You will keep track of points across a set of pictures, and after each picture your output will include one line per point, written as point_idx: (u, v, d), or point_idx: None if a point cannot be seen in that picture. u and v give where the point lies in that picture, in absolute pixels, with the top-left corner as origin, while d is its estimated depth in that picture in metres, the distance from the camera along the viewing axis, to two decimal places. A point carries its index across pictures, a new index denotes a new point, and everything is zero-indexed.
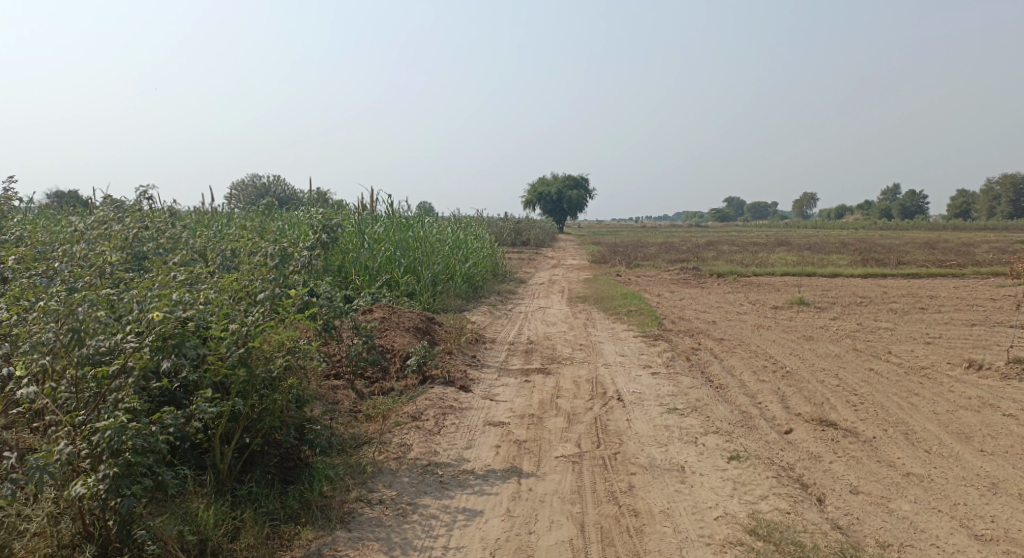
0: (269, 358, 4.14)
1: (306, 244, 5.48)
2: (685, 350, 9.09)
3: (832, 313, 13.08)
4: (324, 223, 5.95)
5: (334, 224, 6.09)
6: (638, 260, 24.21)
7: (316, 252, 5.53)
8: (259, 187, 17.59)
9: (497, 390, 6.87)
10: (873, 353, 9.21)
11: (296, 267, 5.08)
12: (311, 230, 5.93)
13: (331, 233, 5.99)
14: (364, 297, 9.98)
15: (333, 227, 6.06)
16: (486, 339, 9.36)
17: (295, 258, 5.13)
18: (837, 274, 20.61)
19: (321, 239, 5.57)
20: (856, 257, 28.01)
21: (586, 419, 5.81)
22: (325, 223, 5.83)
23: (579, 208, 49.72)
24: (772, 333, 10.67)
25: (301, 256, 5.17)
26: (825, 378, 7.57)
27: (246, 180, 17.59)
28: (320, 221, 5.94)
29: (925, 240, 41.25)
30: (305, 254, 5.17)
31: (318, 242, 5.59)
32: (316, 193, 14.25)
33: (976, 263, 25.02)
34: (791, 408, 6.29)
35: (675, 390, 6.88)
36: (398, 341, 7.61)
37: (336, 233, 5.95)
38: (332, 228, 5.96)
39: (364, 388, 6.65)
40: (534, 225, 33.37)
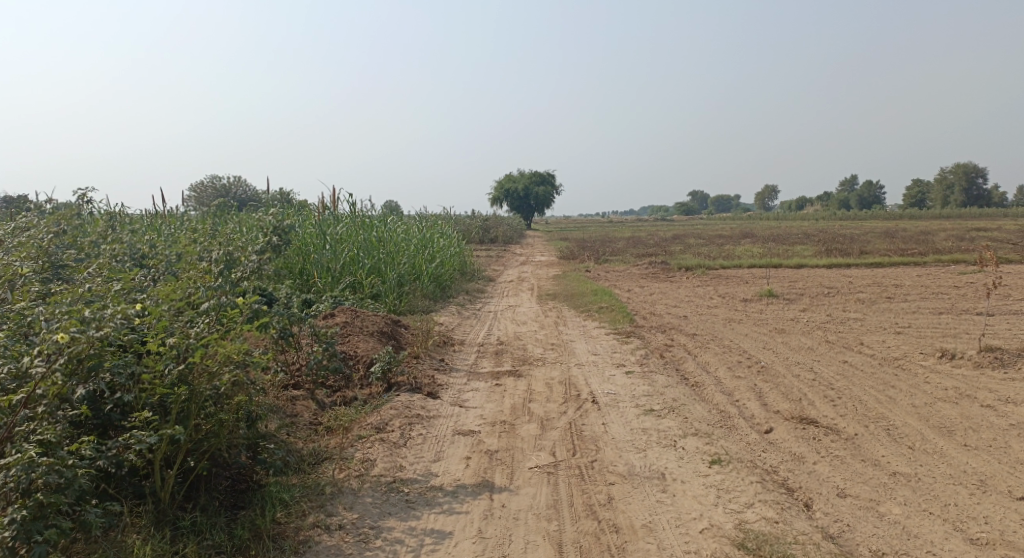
0: (212, 375, 3.84)
1: (255, 247, 5.18)
2: (658, 347, 8.89)
3: (801, 304, 13.03)
4: (276, 225, 5.64)
5: (287, 225, 5.78)
6: (607, 255, 24.08)
7: (267, 256, 5.24)
8: (217, 188, 17.04)
9: (467, 395, 6.59)
10: (846, 344, 9.11)
11: (245, 273, 4.78)
12: (263, 233, 5.63)
13: (283, 234, 5.68)
14: (326, 300, 9.66)
15: (286, 229, 5.75)
16: (454, 341, 9.06)
17: (243, 264, 4.83)
18: (803, 265, 20.70)
19: (273, 242, 5.27)
20: (820, 247, 28.27)
21: (560, 424, 5.56)
22: (277, 225, 5.52)
23: (545, 204, 49.56)
24: (744, 326, 10.55)
25: (250, 261, 4.87)
26: (801, 372, 7.42)
27: (204, 181, 17.01)
28: (272, 223, 5.63)
29: (886, 229, 41.89)
30: (255, 260, 4.87)
31: (269, 245, 5.29)
32: (277, 194, 13.78)
33: (937, 251, 25.42)
34: (769, 405, 6.11)
35: (650, 390, 6.67)
36: (362, 345, 7.33)
37: (290, 236, 5.65)
38: (285, 230, 5.65)
39: (325, 398, 6.37)
40: (501, 222, 33.09)
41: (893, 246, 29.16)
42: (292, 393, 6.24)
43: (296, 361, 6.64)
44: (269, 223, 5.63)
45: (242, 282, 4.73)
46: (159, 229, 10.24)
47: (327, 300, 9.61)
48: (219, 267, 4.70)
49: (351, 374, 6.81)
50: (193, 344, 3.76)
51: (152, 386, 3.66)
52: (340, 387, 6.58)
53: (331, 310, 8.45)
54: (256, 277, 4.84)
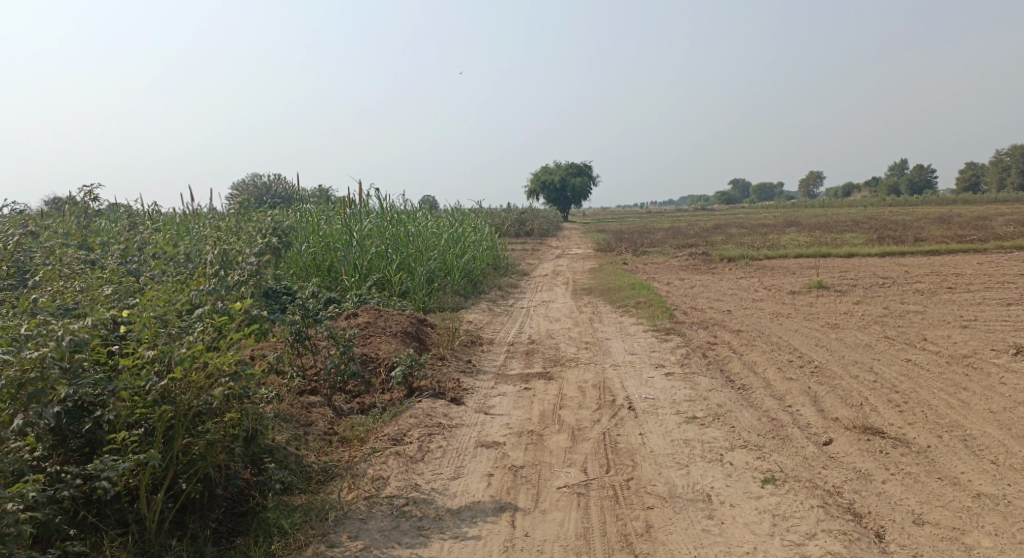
0: (202, 388, 3.45)
1: (255, 248, 4.86)
2: (700, 346, 8.31)
3: (853, 297, 12.26)
4: (275, 227, 5.33)
5: (289, 226, 5.46)
6: (645, 247, 23.40)
7: (267, 258, 4.89)
8: (252, 185, 16.90)
9: (493, 401, 6.13)
10: (907, 341, 8.40)
11: (245, 276, 4.42)
12: (260, 236, 5.30)
13: (285, 236, 5.35)
14: (350, 299, 9.35)
15: (287, 230, 5.43)
16: (484, 340, 8.61)
17: (242, 266, 4.47)
18: (853, 254, 19.77)
19: (274, 242, 4.88)
20: (870, 236, 27.09)
21: (593, 435, 5.07)
22: (275, 226, 5.18)
23: (583, 195, 48.90)
24: (792, 321, 9.88)
25: (250, 263, 4.51)
26: (860, 373, 6.78)
27: (243, 180, 16.85)
28: (270, 224, 5.31)
29: (938, 216, 40.21)
30: (254, 261, 4.53)
31: (269, 245, 4.92)
32: (313, 190, 13.52)
33: (995, 237, 24.13)
34: (827, 412, 5.52)
35: (692, 394, 6.11)
36: (384, 346, 6.93)
37: (290, 238, 5.32)
38: (284, 232, 5.31)
39: (344, 404, 5.99)
40: (537, 215, 32.56)
41: (948, 233, 27.80)
42: (308, 400, 5.88)
43: (311, 365, 6.28)
44: (266, 225, 5.30)
45: (242, 286, 4.36)
46: (184, 229, 10.06)
47: (351, 299, 9.28)
48: (216, 270, 4.34)
49: (373, 378, 6.45)
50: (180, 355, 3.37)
51: (134, 403, 3.27)
52: (359, 392, 6.20)
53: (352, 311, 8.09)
54: (257, 280, 4.47)
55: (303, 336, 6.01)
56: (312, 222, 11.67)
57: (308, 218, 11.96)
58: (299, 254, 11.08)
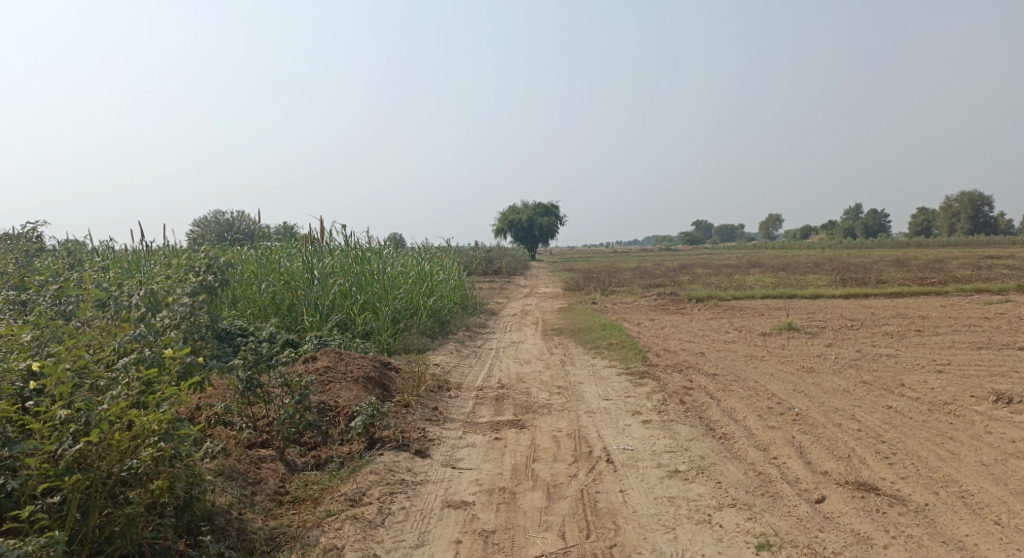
0: (126, 452, 3.13)
1: (188, 290, 4.81)
2: (676, 391, 8.00)
3: (825, 339, 12.12)
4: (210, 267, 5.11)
5: (224, 266, 5.26)
6: (613, 287, 23.24)
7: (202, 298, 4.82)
8: (213, 221, 16.36)
9: (460, 453, 5.71)
10: (885, 386, 8.20)
11: (176, 319, 4.45)
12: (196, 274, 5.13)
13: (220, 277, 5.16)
14: (309, 341, 8.91)
15: (222, 270, 5.24)
16: (451, 385, 8.20)
17: (174, 309, 4.48)
18: (819, 296, 19.83)
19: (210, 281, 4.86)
20: (834, 277, 27.36)
21: (569, 492, 4.68)
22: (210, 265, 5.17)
23: (550, 234, 48.92)
24: (767, 365, 9.65)
25: (182, 306, 4.50)
26: (843, 421, 6.52)
27: (206, 216, 16.30)
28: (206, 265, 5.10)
29: (896, 258, 40.98)
30: (187, 304, 4.50)
31: (204, 285, 4.98)
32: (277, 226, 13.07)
33: (955, 280, 24.52)
34: (816, 466, 5.22)
35: (672, 444, 5.78)
36: (344, 392, 6.51)
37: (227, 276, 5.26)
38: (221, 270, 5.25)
39: (298, 457, 5.54)
40: (505, 253, 32.36)
41: (909, 274, 28.18)
42: (259, 453, 5.42)
43: (263, 415, 5.84)
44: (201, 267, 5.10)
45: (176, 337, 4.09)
46: (136, 266, 9.55)
47: (311, 341, 8.84)
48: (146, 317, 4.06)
49: (331, 428, 6.02)
50: (100, 414, 3.05)
51: (44, 471, 2.91)
52: (315, 444, 5.76)
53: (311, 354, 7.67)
54: (190, 323, 4.51)
55: (254, 384, 5.59)
56: (272, 260, 11.23)
57: (269, 255, 11.54)
58: (258, 292, 10.66)
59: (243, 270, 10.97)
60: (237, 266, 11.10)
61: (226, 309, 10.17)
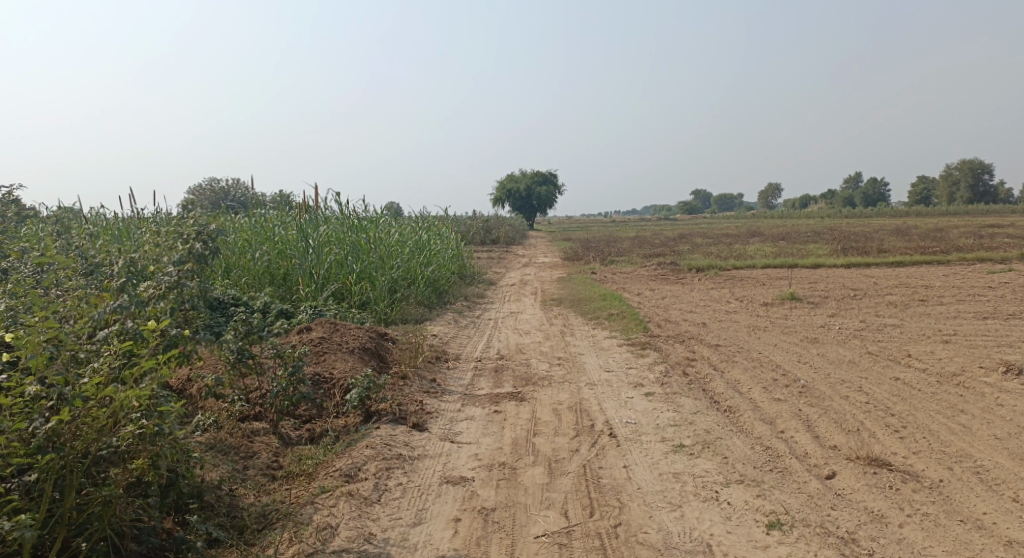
0: (105, 430, 2.99)
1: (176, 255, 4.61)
2: (678, 362, 7.84)
3: (828, 309, 11.95)
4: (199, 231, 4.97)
5: (214, 229, 5.12)
6: (613, 256, 23.03)
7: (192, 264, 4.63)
8: (206, 189, 16.06)
9: (459, 427, 5.54)
10: (891, 357, 8.04)
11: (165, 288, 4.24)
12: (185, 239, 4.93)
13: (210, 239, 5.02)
14: (304, 311, 8.72)
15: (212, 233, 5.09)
16: (449, 356, 8.03)
17: (162, 276, 4.28)
18: (820, 265, 19.64)
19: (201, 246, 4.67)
20: (835, 246, 27.14)
21: (572, 468, 4.53)
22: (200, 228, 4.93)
23: (548, 204, 48.56)
24: (771, 335, 9.49)
25: (169, 273, 4.29)
26: (850, 394, 6.37)
27: (203, 184, 15.97)
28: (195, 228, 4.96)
29: (896, 227, 40.77)
30: (175, 271, 4.29)
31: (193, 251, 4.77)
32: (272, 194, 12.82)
33: (958, 249, 24.30)
34: (825, 440, 5.07)
35: (676, 417, 5.62)
36: (340, 365, 6.32)
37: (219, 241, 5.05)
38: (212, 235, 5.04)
39: (293, 430, 5.37)
40: (504, 223, 32.13)
41: (910, 243, 27.98)
42: (251, 426, 5.25)
43: (256, 387, 5.67)
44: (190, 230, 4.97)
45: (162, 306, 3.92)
46: (126, 234, 9.32)
47: (306, 312, 8.65)
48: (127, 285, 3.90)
49: (326, 401, 5.85)
50: (76, 390, 2.90)
51: (14, 450, 2.76)
52: (310, 417, 5.59)
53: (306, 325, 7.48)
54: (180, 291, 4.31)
55: (245, 355, 5.40)
56: (267, 228, 11.00)
57: (263, 223, 11.30)
58: (252, 261, 10.48)
59: (236, 239, 10.75)
60: (231, 234, 10.88)
61: (220, 279, 10.00)
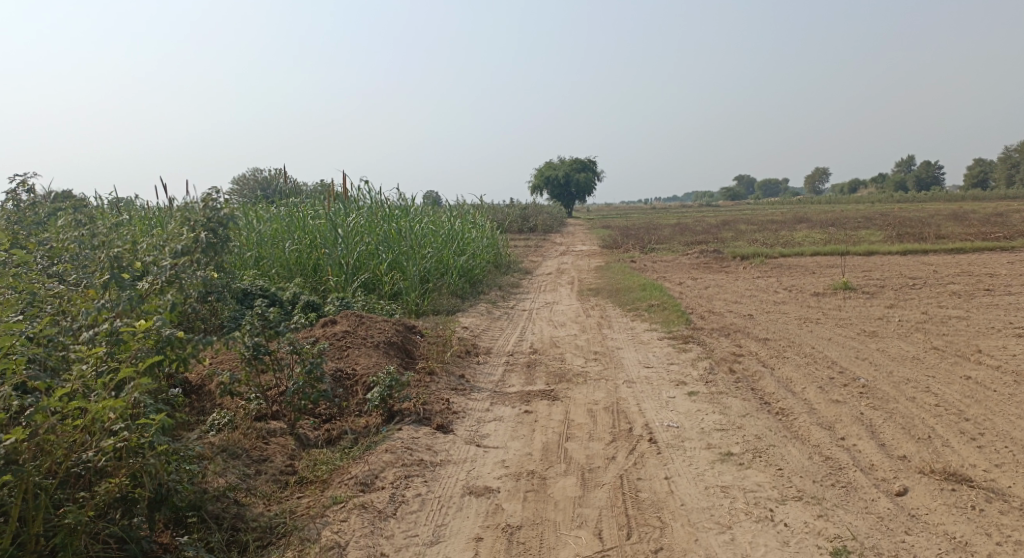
0: (76, 446, 2.85)
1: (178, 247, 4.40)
2: (724, 357, 7.34)
3: (885, 300, 11.25)
4: (208, 219, 4.57)
5: (225, 215, 4.73)
6: (654, 244, 22.42)
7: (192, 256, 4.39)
8: (241, 178, 15.95)
9: (486, 428, 5.15)
10: (959, 353, 7.42)
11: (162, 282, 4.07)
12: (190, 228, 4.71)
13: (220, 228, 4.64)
14: (332, 303, 8.43)
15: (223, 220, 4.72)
16: (480, 350, 7.65)
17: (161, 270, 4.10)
18: (873, 252, 18.77)
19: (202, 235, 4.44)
20: (888, 232, 26.03)
21: (607, 479, 4.10)
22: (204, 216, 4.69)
23: (587, 191, 47.89)
24: (823, 328, 8.91)
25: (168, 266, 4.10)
26: (916, 395, 5.81)
27: (241, 174, 15.84)
28: (204, 215, 4.57)
29: (951, 212, 39.12)
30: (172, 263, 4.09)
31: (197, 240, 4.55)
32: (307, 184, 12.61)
33: (1021, 234, 23.03)
34: (892, 451, 4.54)
35: (723, 420, 5.15)
36: (362, 360, 5.99)
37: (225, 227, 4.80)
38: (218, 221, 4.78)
39: (311, 430, 5.02)
40: (542, 211, 31.68)
41: (970, 229, 26.63)
42: (267, 426, 4.89)
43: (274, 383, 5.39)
44: (199, 218, 4.59)
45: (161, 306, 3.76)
46: (154, 224, 9.17)
47: (333, 304, 8.36)
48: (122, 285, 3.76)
49: (348, 399, 5.51)
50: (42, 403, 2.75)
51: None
52: (330, 416, 5.25)
53: (330, 318, 7.18)
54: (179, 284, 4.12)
55: (261, 351, 5.07)
56: (298, 217, 10.77)
57: (294, 212, 11.08)
58: (283, 251, 10.27)
59: (266, 228, 10.54)
60: (261, 224, 10.68)
61: (249, 270, 9.80)
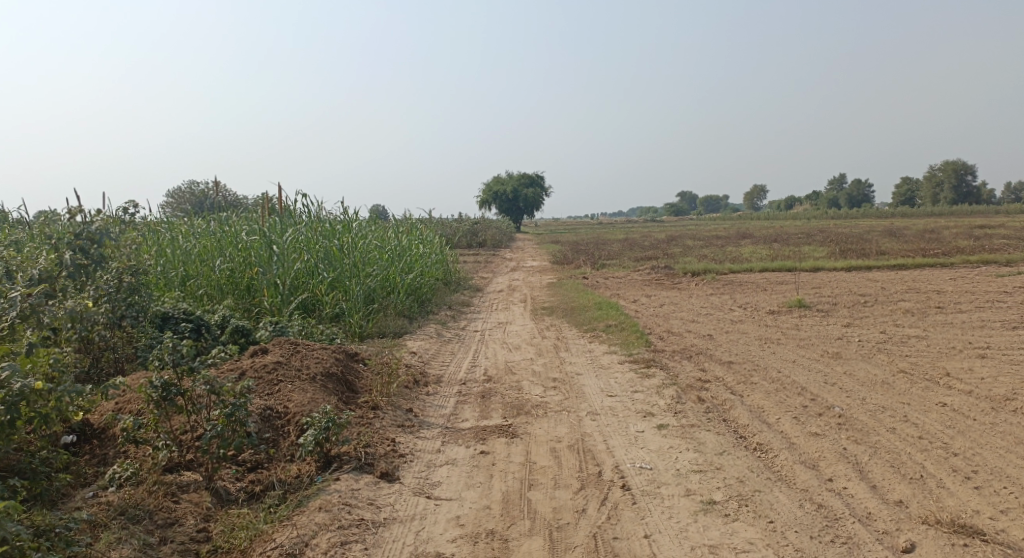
0: None
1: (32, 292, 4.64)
2: (690, 383, 6.90)
3: (841, 318, 11.05)
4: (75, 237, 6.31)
5: (95, 233, 6.41)
6: (603, 260, 22.17)
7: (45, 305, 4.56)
8: (176, 191, 14.94)
9: (437, 475, 4.57)
10: (927, 377, 7.15)
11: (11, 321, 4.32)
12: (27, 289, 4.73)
13: (93, 243, 6.37)
14: (263, 328, 7.71)
15: (95, 236, 6.41)
16: (429, 378, 7.05)
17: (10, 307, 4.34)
18: (820, 268, 18.83)
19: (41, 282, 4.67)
20: (831, 248, 26.34)
21: (579, 540, 3.66)
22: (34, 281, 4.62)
23: (535, 206, 47.64)
24: (786, 349, 8.59)
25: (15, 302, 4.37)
26: (897, 426, 5.46)
27: (179, 187, 14.78)
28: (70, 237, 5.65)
29: (887, 228, 40.23)
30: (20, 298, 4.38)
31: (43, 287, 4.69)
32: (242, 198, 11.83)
33: (957, 251, 23.58)
34: (886, 496, 4.15)
35: (699, 459, 4.69)
36: (296, 396, 5.33)
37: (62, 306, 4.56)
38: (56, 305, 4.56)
39: (232, 482, 4.41)
40: (490, 225, 31.23)
41: (908, 245, 27.20)
42: (178, 479, 4.32)
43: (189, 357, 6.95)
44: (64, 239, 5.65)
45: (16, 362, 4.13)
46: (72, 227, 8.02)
47: (265, 329, 7.62)
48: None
49: (278, 443, 4.88)
50: None
51: None
52: (257, 463, 4.61)
53: (262, 346, 6.48)
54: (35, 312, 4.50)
55: (172, 392, 4.40)
56: (231, 232, 10.04)
57: (226, 228, 10.35)
58: (213, 270, 9.52)
59: (195, 246, 9.79)
60: (190, 241, 9.92)
61: (175, 291, 9.01)
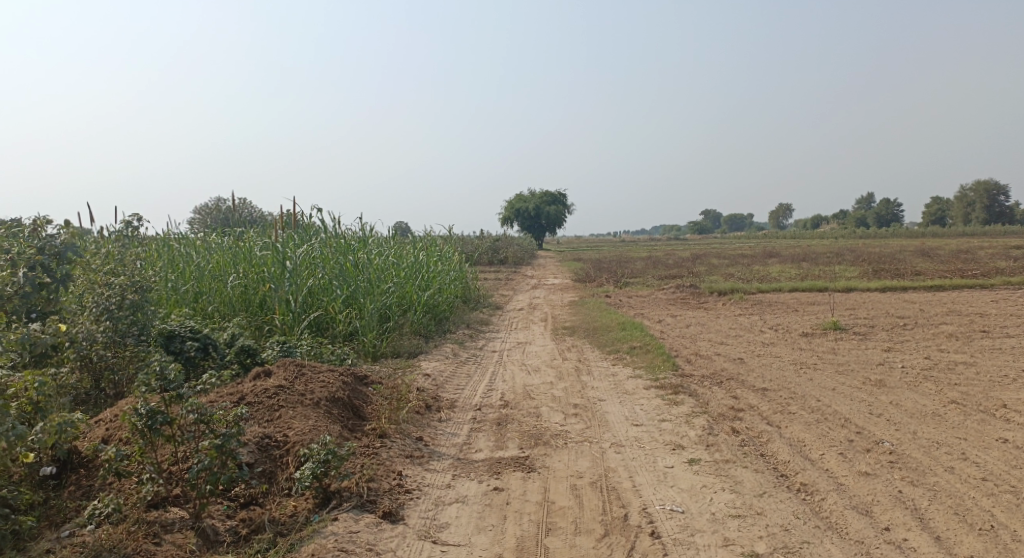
0: None
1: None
2: (722, 412, 6.41)
3: (880, 342, 10.47)
4: None
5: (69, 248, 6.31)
6: (627, 278, 21.69)
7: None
8: (202, 208, 14.83)
9: (446, 516, 4.15)
10: (982, 408, 6.58)
11: None
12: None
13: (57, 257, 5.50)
14: (271, 348, 7.35)
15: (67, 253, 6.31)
16: (442, 403, 6.63)
17: None
18: (853, 289, 18.17)
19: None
20: (863, 268, 25.57)
21: None
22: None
23: (557, 223, 47.25)
24: (823, 375, 8.06)
25: None
26: (955, 464, 4.93)
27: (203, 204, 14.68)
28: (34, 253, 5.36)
29: (919, 248, 39.22)
30: None
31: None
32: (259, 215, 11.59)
33: (996, 271, 22.68)
34: (954, 553, 3.66)
35: (737, 501, 4.22)
36: (296, 423, 4.94)
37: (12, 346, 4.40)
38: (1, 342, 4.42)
39: (222, 521, 4.02)
40: (512, 242, 30.91)
41: (944, 265, 26.28)
42: (163, 518, 3.95)
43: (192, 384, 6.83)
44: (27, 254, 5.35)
45: None
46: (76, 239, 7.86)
47: (272, 350, 7.25)
48: None
49: (275, 475, 4.49)
50: None
51: None
52: (250, 499, 4.22)
53: (266, 367, 6.12)
54: None
55: (157, 421, 4.01)
56: (244, 247, 9.76)
57: (240, 243, 10.08)
58: (225, 286, 9.23)
59: (208, 261, 9.52)
60: (203, 256, 9.66)
61: (185, 308, 8.71)
